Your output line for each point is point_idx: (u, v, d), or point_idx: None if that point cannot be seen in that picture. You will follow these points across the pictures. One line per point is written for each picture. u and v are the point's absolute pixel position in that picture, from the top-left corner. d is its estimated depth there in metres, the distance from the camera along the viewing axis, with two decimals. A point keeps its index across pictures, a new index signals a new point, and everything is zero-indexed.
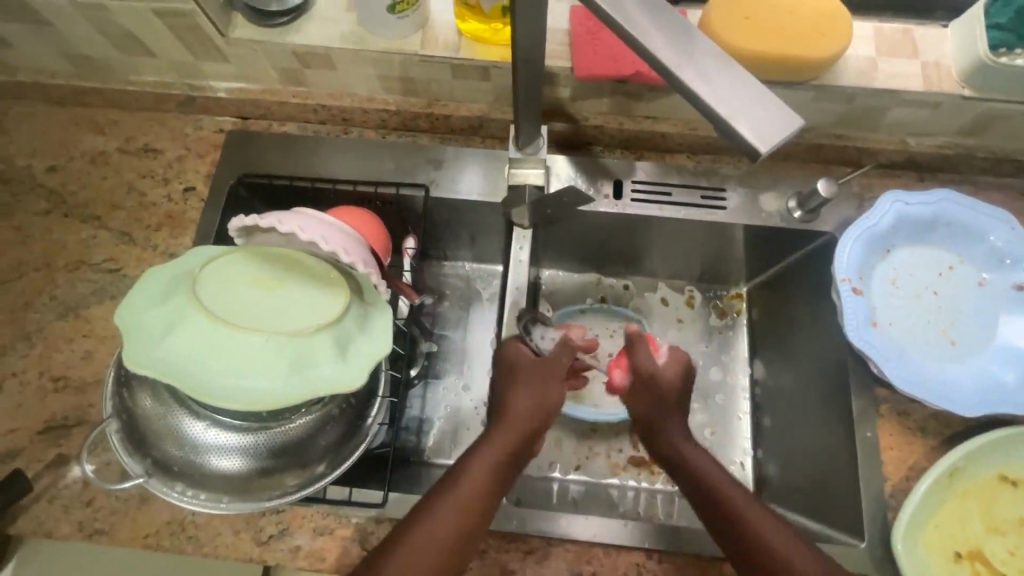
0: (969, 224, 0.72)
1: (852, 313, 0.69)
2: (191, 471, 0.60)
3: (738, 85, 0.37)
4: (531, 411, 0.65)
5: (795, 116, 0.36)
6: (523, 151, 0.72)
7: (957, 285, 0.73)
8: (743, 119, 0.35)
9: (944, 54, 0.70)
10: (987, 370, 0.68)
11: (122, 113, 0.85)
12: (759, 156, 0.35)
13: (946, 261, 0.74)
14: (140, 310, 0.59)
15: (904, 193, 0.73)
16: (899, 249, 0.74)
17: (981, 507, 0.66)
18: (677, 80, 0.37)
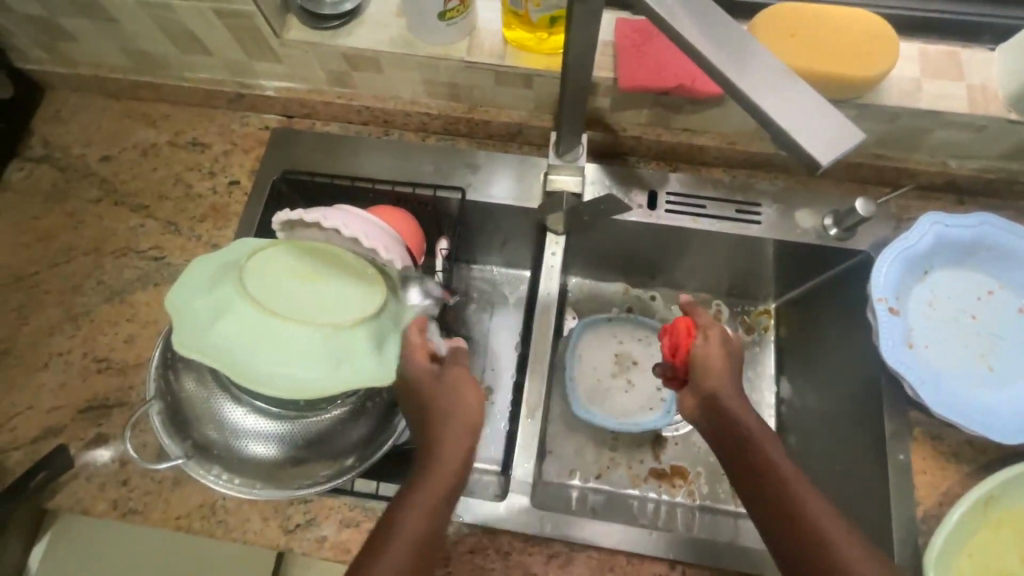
0: (1010, 250, 0.72)
1: (888, 333, 0.68)
2: (228, 455, 0.61)
3: (798, 98, 0.37)
4: (459, 437, 0.60)
5: (858, 130, 0.36)
6: (563, 158, 0.72)
7: (998, 310, 0.72)
8: (806, 132, 0.36)
9: (992, 77, 0.69)
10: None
11: (175, 108, 0.88)
12: (820, 168, 0.36)
13: (985, 285, 0.73)
14: (191, 296, 0.61)
15: (944, 215, 0.72)
16: (937, 271, 0.73)
17: (1016, 537, 0.64)
18: (740, 91, 0.38)
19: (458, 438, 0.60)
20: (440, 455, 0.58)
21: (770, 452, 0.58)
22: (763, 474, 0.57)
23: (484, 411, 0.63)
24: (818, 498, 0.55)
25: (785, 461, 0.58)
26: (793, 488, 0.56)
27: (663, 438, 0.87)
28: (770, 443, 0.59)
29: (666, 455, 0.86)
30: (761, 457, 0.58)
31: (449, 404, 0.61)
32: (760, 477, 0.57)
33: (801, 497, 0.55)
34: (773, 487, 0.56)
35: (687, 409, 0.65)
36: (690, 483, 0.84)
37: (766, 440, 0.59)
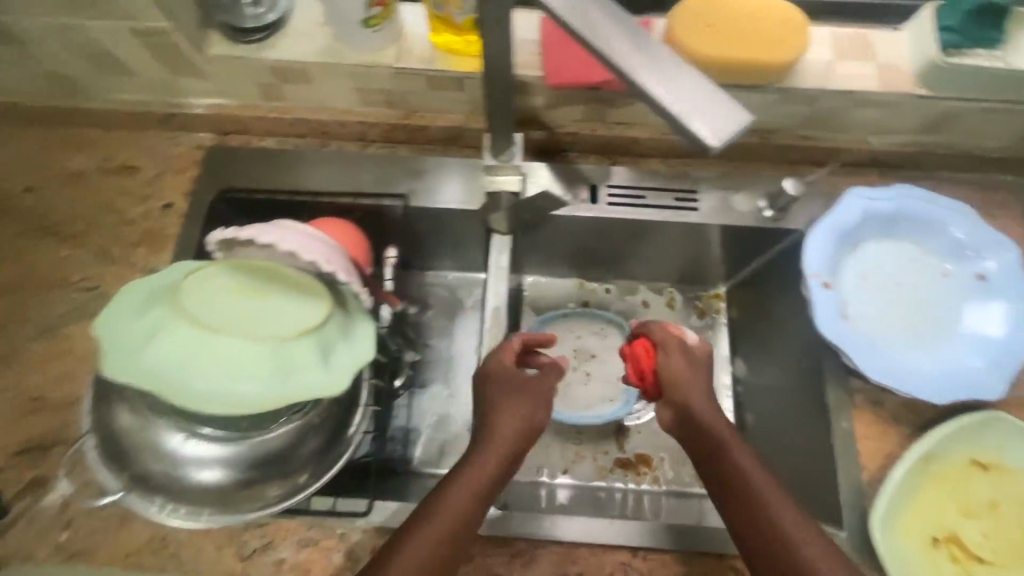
0: (931, 219, 0.75)
1: (823, 307, 0.71)
2: (170, 485, 0.59)
3: (687, 84, 0.39)
4: (514, 424, 0.62)
5: (746, 113, 0.37)
6: (498, 158, 0.72)
7: (925, 277, 0.75)
8: (696, 118, 0.37)
9: (899, 56, 0.73)
10: (955, 357, 0.70)
11: (101, 132, 0.85)
12: (713, 152, 0.37)
13: (912, 254, 0.76)
14: (122, 321, 0.59)
15: (869, 189, 0.75)
16: (866, 244, 0.76)
17: (954, 492, 0.67)
18: (634, 82, 0.39)
19: (503, 443, 0.60)
20: (496, 437, 0.61)
21: (739, 461, 0.59)
22: (728, 471, 0.59)
23: (546, 420, 0.64)
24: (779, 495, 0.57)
25: (753, 469, 0.59)
26: (761, 495, 0.57)
27: (626, 427, 0.88)
28: (740, 454, 0.60)
29: (631, 444, 0.87)
30: (732, 465, 0.59)
31: (509, 397, 0.63)
32: (724, 474, 0.59)
33: (768, 503, 0.57)
34: (744, 496, 0.57)
35: (663, 422, 0.65)
36: (655, 470, 0.85)
37: (732, 439, 0.61)
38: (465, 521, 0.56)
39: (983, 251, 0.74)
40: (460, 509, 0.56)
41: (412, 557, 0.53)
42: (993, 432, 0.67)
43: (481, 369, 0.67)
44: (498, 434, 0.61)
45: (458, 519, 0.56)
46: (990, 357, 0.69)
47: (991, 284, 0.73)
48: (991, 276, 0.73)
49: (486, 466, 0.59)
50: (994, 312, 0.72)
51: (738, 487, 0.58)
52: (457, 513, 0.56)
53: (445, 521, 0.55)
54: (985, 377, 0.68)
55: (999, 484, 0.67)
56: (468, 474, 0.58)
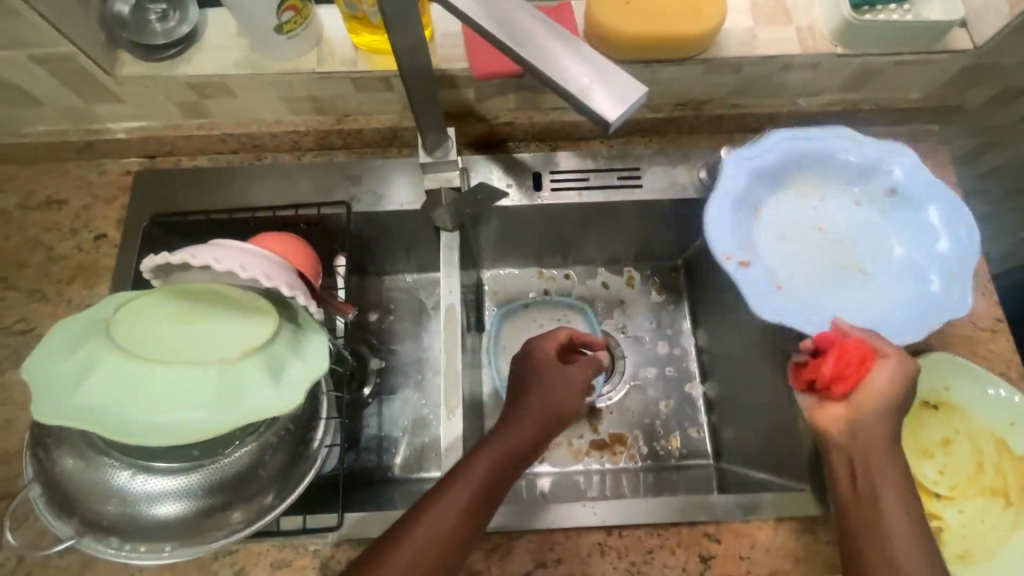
0: (816, 157, 0.72)
1: (749, 288, 0.65)
2: (126, 525, 0.57)
3: (583, 62, 0.39)
4: (546, 404, 0.64)
5: (640, 86, 0.38)
6: (434, 154, 0.70)
7: (838, 214, 0.72)
8: (592, 94, 0.37)
9: (818, 14, 0.73)
10: (908, 281, 0.66)
11: (19, 167, 0.81)
12: (612, 128, 0.38)
13: (810, 195, 0.72)
14: (52, 362, 0.57)
15: (743, 150, 0.71)
16: (760, 205, 0.71)
17: (907, 434, 0.69)
18: (529, 64, 0.39)
19: (532, 421, 0.62)
20: (527, 409, 0.63)
21: (879, 474, 0.55)
22: (858, 462, 0.56)
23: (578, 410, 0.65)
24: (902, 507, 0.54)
25: (889, 486, 0.55)
26: (883, 511, 0.54)
27: (598, 410, 0.87)
28: (886, 470, 0.55)
29: (604, 425, 0.87)
30: (872, 483, 0.55)
31: (549, 380, 0.66)
32: (854, 466, 0.56)
33: (887, 515, 0.54)
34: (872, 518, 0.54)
35: (825, 417, 0.60)
36: (630, 447, 0.86)
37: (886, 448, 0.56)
38: (472, 512, 0.56)
39: (884, 167, 0.71)
40: (469, 498, 0.56)
41: (440, 513, 0.55)
42: (940, 372, 0.69)
43: (525, 347, 0.70)
44: (529, 412, 0.63)
45: (466, 511, 0.56)
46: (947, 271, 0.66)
47: (899, 198, 0.70)
48: (898, 191, 0.70)
49: (501, 453, 0.60)
50: (921, 224, 0.69)
51: (867, 494, 0.55)
52: (463, 506, 0.56)
53: (453, 511, 0.55)
54: (947, 291, 0.65)
55: (948, 422, 0.69)
56: (495, 445, 0.60)
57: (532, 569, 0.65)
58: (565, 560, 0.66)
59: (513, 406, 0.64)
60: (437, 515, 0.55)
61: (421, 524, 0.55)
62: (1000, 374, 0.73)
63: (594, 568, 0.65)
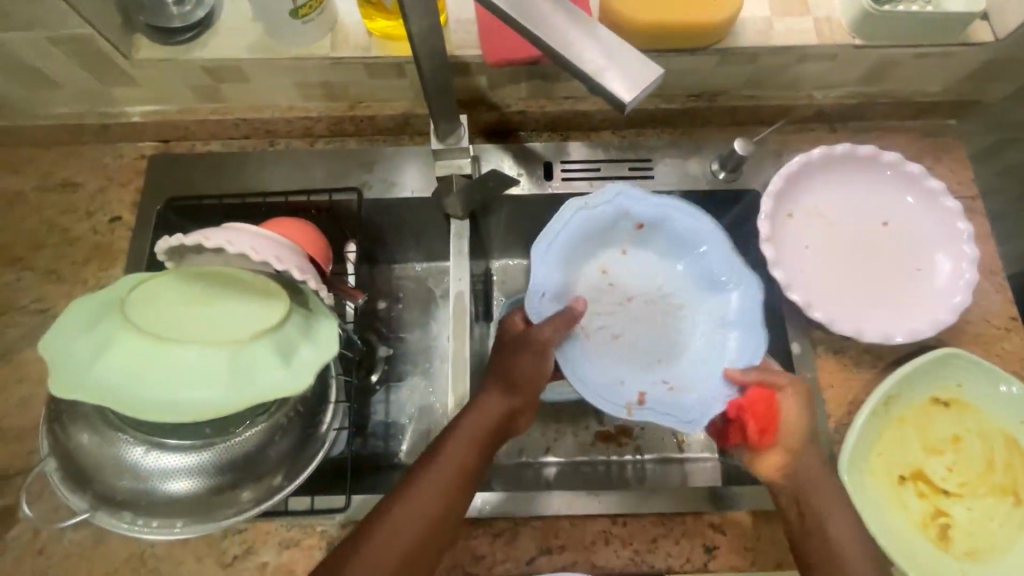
0: (597, 228, 0.71)
1: (590, 376, 0.66)
2: (138, 499, 0.58)
3: (598, 44, 0.39)
4: (511, 385, 0.62)
5: (656, 67, 0.38)
6: (446, 141, 0.70)
7: (625, 266, 0.74)
8: (607, 75, 0.37)
9: (836, 5, 0.72)
10: (733, 326, 0.69)
11: (36, 149, 0.82)
12: (627, 108, 0.38)
13: (585, 272, 0.72)
14: (68, 339, 0.57)
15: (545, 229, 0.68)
16: (581, 271, 0.72)
17: (917, 430, 0.68)
18: (545, 45, 0.39)
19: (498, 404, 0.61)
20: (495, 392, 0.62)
21: (826, 508, 0.60)
22: (806, 503, 0.60)
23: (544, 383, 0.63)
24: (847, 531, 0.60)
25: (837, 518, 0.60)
26: (836, 542, 0.59)
27: None
28: (830, 503, 0.61)
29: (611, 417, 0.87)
30: (822, 518, 0.60)
31: (514, 356, 0.63)
32: (803, 506, 0.60)
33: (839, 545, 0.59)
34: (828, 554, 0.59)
35: (765, 465, 0.63)
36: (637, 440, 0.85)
37: (820, 480, 0.61)
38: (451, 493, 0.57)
39: (658, 217, 0.71)
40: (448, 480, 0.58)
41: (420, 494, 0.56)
42: (952, 369, 0.69)
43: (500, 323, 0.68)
44: (496, 393, 0.62)
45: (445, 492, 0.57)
46: (912, 260, 0.74)
47: (655, 232, 0.73)
48: (647, 225, 0.72)
49: (473, 437, 0.60)
50: (698, 262, 0.72)
51: (818, 530, 0.60)
52: (444, 484, 0.57)
53: (432, 492, 0.57)
54: (763, 330, 0.67)
55: (959, 419, 0.69)
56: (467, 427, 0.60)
57: (536, 555, 0.66)
58: (570, 547, 0.66)
59: (483, 389, 0.63)
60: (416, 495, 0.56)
61: (403, 507, 0.56)
62: (1012, 373, 0.72)
63: (598, 556, 0.66)
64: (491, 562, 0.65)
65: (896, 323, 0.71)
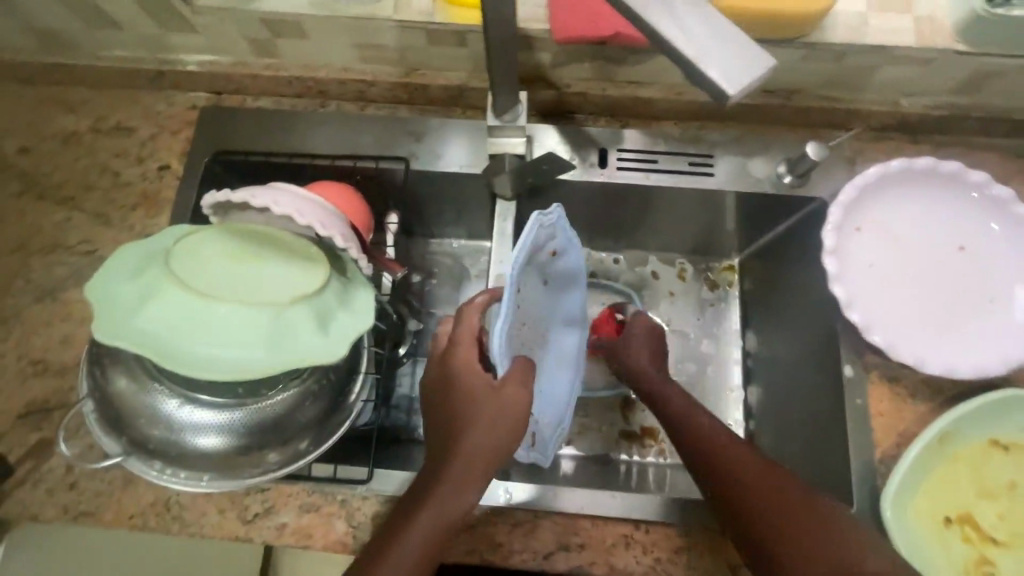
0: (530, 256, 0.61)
1: None
2: (169, 450, 0.59)
3: (707, 24, 0.35)
4: (482, 445, 0.56)
5: (767, 58, 0.34)
6: (502, 118, 0.67)
7: (530, 290, 0.64)
8: (711, 62, 0.34)
9: (942, 4, 0.66)
10: (570, 364, 0.72)
11: (93, 90, 0.82)
12: (729, 101, 0.34)
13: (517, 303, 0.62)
14: (113, 285, 0.58)
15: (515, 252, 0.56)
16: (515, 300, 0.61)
17: (970, 472, 0.65)
18: (645, 24, 0.36)
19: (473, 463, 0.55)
20: (461, 450, 0.56)
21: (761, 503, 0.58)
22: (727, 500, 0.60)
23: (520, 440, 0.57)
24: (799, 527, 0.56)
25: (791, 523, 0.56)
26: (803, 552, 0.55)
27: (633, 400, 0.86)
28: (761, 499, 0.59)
29: (637, 417, 0.85)
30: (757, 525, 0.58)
31: (483, 418, 0.57)
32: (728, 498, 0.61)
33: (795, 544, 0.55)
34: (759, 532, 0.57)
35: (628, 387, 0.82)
36: (661, 442, 0.83)
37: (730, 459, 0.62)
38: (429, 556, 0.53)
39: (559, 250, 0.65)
40: (425, 544, 0.53)
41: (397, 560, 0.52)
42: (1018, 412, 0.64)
43: (443, 371, 0.60)
44: (467, 453, 0.56)
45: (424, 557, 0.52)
46: (984, 290, 0.69)
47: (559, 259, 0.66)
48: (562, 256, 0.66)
49: (448, 499, 0.54)
50: (572, 300, 0.71)
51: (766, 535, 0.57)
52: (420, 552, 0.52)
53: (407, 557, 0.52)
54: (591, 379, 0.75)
55: (1016, 465, 0.65)
56: (441, 491, 0.54)
57: (554, 550, 0.65)
58: (588, 546, 0.65)
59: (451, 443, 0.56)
60: (431, 520, 0.53)
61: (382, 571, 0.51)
62: None
63: (617, 559, 0.64)
64: (508, 552, 0.65)
65: (962, 356, 0.66)
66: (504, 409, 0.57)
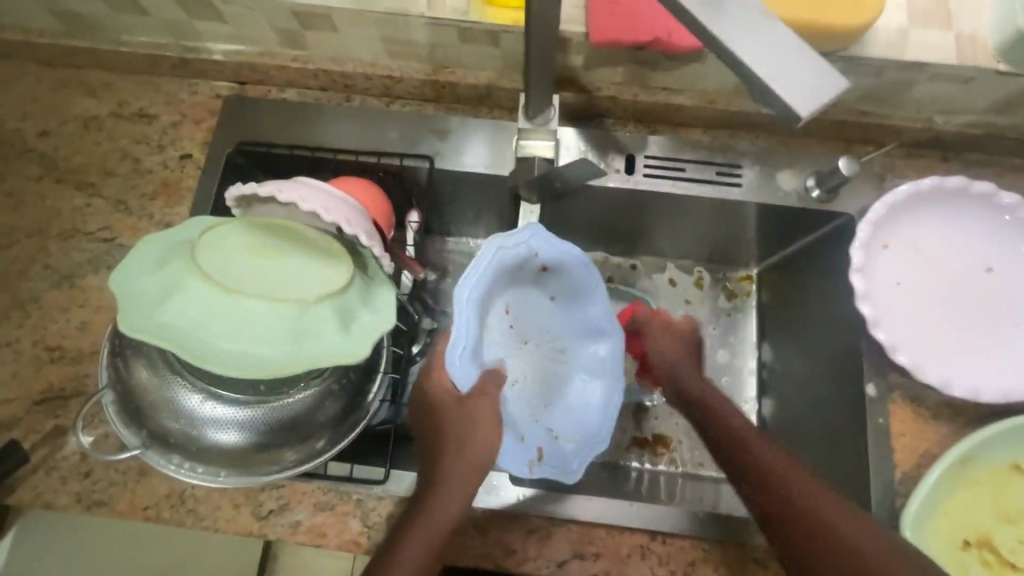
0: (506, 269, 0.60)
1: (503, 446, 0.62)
2: (187, 444, 0.58)
3: (776, 41, 0.34)
4: (461, 456, 0.57)
5: (840, 77, 0.33)
6: (533, 121, 0.69)
7: (523, 306, 0.69)
8: (783, 84, 0.33)
9: (984, 22, 0.65)
10: (601, 373, 0.69)
11: (116, 75, 0.81)
12: (800, 121, 0.34)
13: (502, 316, 0.69)
14: (137, 276, 0.57)
15: (468, 270, 0.56)
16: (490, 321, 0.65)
17: (991, 496, 0.64)
18: (713, 38, 0.35)
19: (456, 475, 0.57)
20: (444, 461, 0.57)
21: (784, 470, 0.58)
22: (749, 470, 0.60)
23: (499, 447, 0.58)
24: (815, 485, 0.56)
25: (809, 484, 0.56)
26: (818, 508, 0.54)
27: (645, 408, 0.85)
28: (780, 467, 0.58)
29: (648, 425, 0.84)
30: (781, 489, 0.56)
31: (458, 430, 0.59)
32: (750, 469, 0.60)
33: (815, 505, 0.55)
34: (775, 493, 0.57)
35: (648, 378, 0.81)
36: (672, 451, 0.83)
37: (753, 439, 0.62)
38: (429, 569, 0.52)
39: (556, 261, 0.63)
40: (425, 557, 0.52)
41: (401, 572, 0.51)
42: None
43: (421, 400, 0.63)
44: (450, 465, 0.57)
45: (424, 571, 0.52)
46: (1011, 313, 0.69)
47: (556, 275, 0.66)
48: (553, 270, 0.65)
49: (440, 510, 0.55)
50: (589, 311, 0.68)
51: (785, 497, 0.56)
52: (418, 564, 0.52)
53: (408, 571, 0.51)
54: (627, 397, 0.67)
55: None
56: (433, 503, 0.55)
57: (569, 558, 0.64)
58: (604, 555, 0.65)
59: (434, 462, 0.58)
60: (420, 539, 0.53)
61: None
62: None
63: (632, 570, 0.64)
64: (522, 558, 0.64)
65: (987, 380, 0.65)
66: (476, 419, 0.59)
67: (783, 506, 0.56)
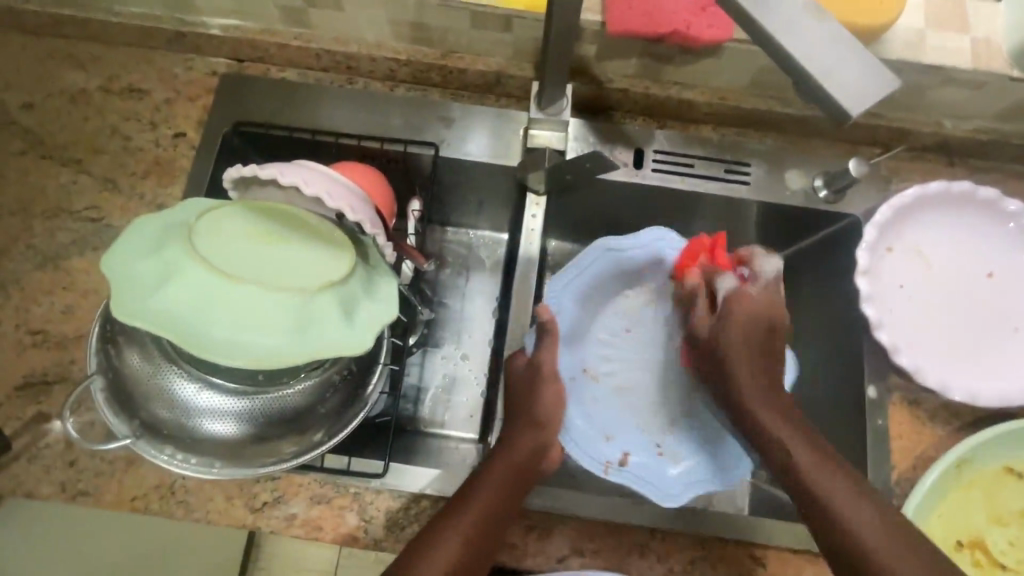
0: (625, 272, 0.77)
1: (581, 433, 0.70)
2: (181, 434, 0.57)
3: (829, 35, 0.34)
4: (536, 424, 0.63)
5: (892, 77, 0.33)
6: (544, 110, 0.69)
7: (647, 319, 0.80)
8: (835, 83, 0.33)
9: (998, 28, 0.65)
10: None
11: (106, 48, 0.78)
12: (849, 119, 0.34)
13: (619, 321, 0.80)
14: (129, 259, 0.55)
15: (584, 254, 0.74)
16: (612, 314, 0.79)
17: (984, 498, 0.65)
18: (762, 32, 0.34)
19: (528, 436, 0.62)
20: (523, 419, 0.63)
21: (820, 460, 0.55)
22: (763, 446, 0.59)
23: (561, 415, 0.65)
24: (836, 481, 0.54)
25: (832, 471, 0.55)
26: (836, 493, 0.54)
27: None
28: (816, 457, 0.56)
29: None
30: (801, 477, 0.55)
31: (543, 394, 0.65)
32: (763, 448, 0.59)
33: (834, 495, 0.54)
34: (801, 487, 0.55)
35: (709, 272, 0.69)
36: None
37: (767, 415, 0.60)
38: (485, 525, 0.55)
39: None
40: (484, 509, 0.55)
41: (460, 523, 0.54)
42: None
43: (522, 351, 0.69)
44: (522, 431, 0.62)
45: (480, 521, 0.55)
46: (1009, 319, 0.69)
47: None
48: None
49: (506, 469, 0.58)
50: None
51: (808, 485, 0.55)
52: (477, 515, 0.55)
53: (465, 522, 0.54)
54: None
55: None
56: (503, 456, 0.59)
57: (569, 555, 0.64)
58: (604, 553, 0.64)
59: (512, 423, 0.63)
60: (485, 488, 0.57)
61: (442, 532, 0.53)
62: None
63: (632, 567, 0.64)
64: (522, 555, 0.64)
65: (985, 384, 0.66)
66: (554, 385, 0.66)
67: (804, 493, 0.55)
